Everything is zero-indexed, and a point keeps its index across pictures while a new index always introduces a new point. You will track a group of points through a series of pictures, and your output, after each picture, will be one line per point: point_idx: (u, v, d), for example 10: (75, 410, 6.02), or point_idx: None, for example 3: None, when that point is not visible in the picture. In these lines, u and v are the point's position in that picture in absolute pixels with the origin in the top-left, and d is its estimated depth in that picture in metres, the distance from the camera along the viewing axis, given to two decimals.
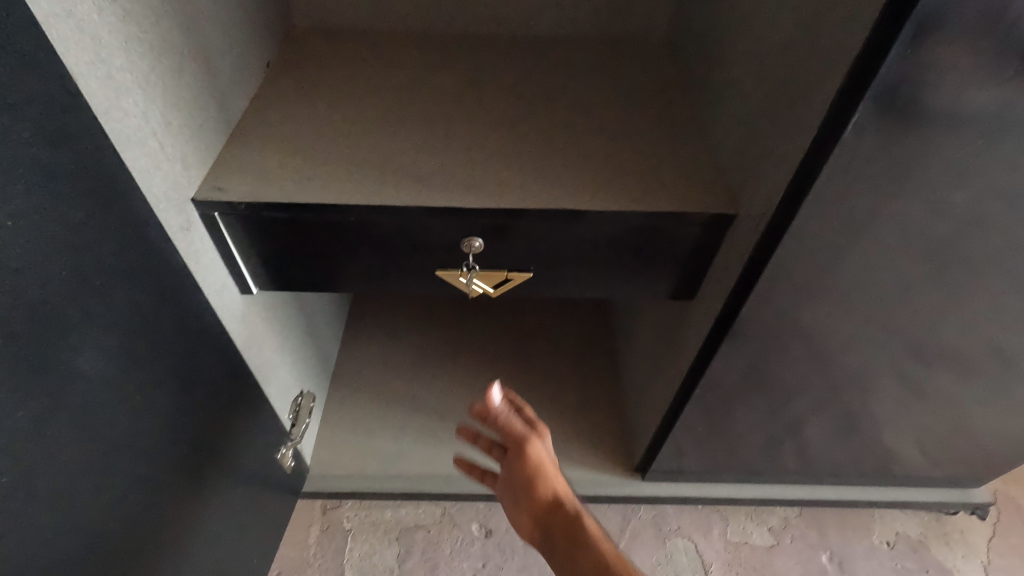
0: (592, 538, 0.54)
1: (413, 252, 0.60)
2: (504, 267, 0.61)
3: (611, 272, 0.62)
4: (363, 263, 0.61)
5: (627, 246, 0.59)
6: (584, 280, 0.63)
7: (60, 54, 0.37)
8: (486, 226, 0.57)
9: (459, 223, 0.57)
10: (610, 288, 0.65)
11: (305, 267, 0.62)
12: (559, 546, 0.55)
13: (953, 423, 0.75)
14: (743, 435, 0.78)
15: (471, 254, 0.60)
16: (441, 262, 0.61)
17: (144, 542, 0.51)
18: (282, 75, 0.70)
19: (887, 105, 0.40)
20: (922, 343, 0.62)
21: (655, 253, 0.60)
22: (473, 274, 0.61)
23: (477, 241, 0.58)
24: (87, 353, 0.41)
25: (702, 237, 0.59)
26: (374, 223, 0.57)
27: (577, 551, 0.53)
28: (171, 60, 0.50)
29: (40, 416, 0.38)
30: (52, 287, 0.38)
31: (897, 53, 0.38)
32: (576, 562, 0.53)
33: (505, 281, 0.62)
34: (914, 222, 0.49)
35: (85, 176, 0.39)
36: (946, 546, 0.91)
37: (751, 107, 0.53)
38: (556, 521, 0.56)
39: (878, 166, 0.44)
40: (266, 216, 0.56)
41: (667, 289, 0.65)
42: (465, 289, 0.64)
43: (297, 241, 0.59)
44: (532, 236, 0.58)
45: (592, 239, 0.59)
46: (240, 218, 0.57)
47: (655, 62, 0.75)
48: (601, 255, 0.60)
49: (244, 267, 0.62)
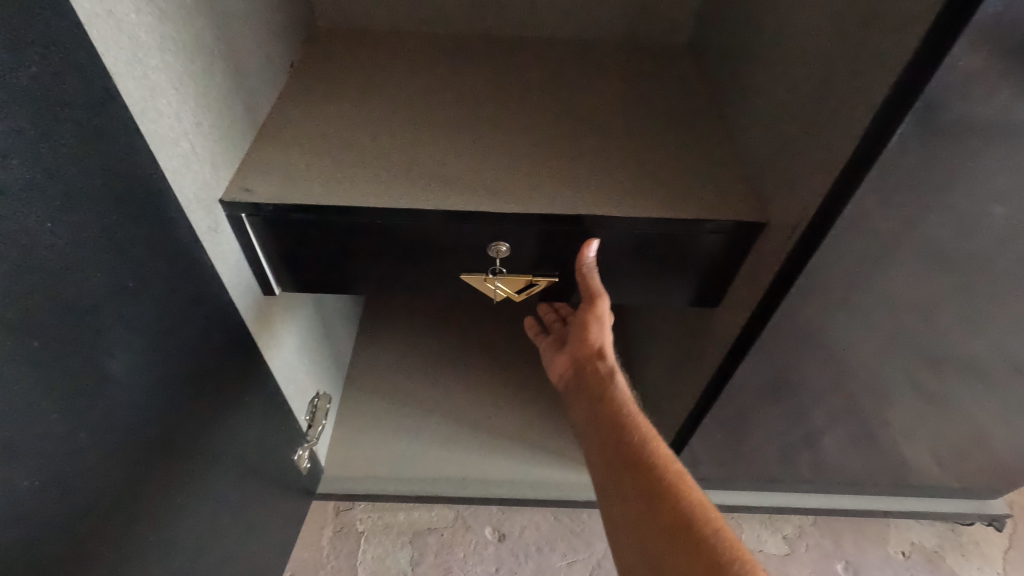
0: (620, 396, 0.56)
1: (439, 255, 0.60)
2: (529, 272, 0.61)
3: (637, 279, 0.62)
4: (388, 265, 0.61)
5: (655, 252, 0.59)
6: (609, 286, 0.63)
7: (100, 55, 0.37)
8: (514, 231, 0.57)
9: (487, 227, 0.56)
10: (635, 295, 0.64)
11: (329, 269, 0.62)
12: (587, 388, 0.58)
13: (974, 435, 0.75)
14: (762, 444, 0.77)
15: (497, 258, 0.59)
16: (466, 265, 0.61)
17: (166, 545, 0.51)
18: (306, 76, 0.70)
19: (932, 116, 0.40)
20: (949, 354, 0.61)
21: (683, 260, 0.60)
22: (498, 277, 0.61)
23: (504, 245, 0.58)
24: (117, 356, 0.41)
25: (732, 245, 0.58)
26: (401, 226, 0.56)
27: (602, 399, 0.56)
28: (203, 60, 0.50)
29: (71, 419, 0.38)
30: (85, 289, 0.37)
31: (947, 65, 0.37)
32: (599, 410, 0.56)
33: (530, 285, 0.62)
34: (950, 234, 0.48)
35: (120, 178, 0.39)
36: (962, 557, 0.91)
37: (785, 115, 0.53)
38: (592, 370, 0.59)
39: (920, 178, 0.44)
40: (295, 218, 0.56)
41: (692, 296, 0.64)
42: (489, 293, 0.64)
43: (323, 243, 0.59)
44: (560, 241, 0.58)
45: (620, 245, 0.58)
46: (268, 220, 0.56)
47: (680, 68, 0.75)
48: (628, 261, 0.60)
49: (269, 267, 0.61)
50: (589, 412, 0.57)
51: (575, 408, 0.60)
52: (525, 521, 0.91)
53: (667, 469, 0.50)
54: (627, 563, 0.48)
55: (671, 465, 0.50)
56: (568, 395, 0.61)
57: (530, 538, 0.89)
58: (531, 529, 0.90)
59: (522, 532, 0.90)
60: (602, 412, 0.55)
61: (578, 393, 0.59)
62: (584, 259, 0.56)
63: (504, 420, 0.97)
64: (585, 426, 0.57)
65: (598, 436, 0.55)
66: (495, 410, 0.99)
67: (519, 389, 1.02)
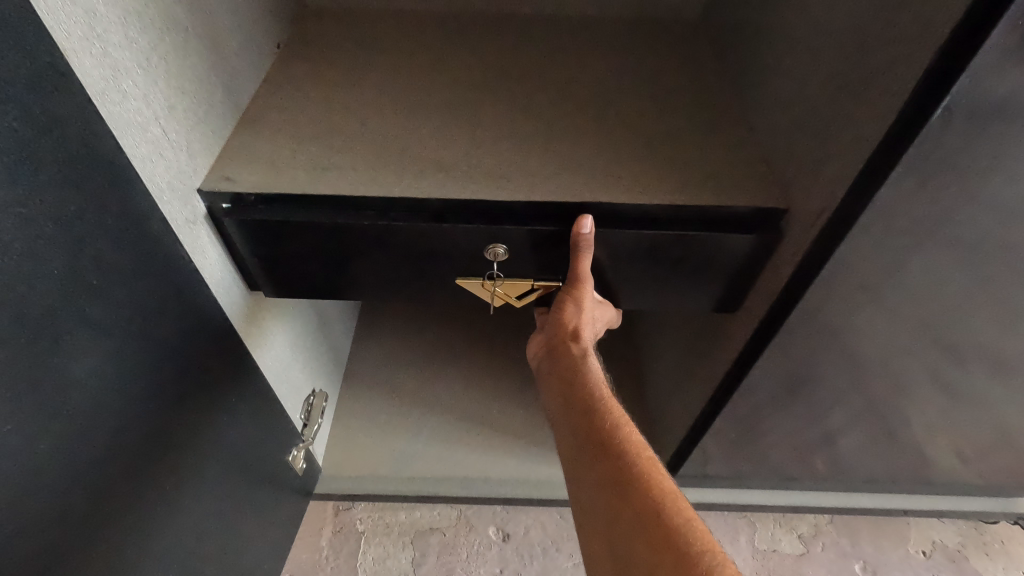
0: (593, 380, 0.52)
1: (433, 259, 0.55)
2: (531, 276, 0.57)
3: (644, 284, 0.58)
4: (377, 267, 0.57)
5: (666, 256, 0.54)
6: (614, 288, 0.59)
7: (49, 29, 0.33)
8: (511, 233, 0.52)
9: (484, 230, 0.52)
10: (643, 298, 0.60)
11: (315, 273, 0.58)
12: (557, 369, 0.54)
13: (1004, 432, 0.71)
14: (778, 443, 0.74)
15: (496, 262, 0.55)
16: (462, 269, 0.56)
17: (148, 556, 0.48)
18: (294, 57, 0.66)
19: (981, 87, 0.36)
20: (981, 349, 0.57)
21: (696, 264, 0.55)
22: (497, 282, 0.56)
23: (502, 247, 0.53)
24: (81, 360, 0.38)
25: (748, 247, 0.54)
26: (387, 229, 0.52)
27: (574, 382, 0.52)
28: (175, 38, 0.46)
29: (28, 430, 0.35)
30: (38, 289, 0.34)
31: (1002, 28, 0.33)
32: (569, 392, 0.52)
33: (530, 290, 0.58)
34: (990, 220, 0.44)
35: (78, 167, 0.36)
36: (985, 557, 0.87)
37: (808, 92, 0.48)
38: (564, 352, 0.55)
39: (962, 158, 0.40)
40: (276, 222, 0.52)
41: (706, 300, 0.60)
42: (489, 298, 0.59)
43: (305, 246, 0.54)
44: (563, 242, 0.53)
45: (630, 247, 0.53)
46: (247, 224, 0.52)
47: (690, 45, 0.70)
48: (638, 264, 0.55)
49: (252, 270, 0.58)
50: (559, 395, 0.53)
51: (545, 391, 0.55)
52: (530, 521, 0.88)
53: (638, 456, 0.45)
54: (592, 555, 0.43)
55: (643, 453, 0.46)
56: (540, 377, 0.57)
57: (535, 538, 0.86)
58: (536, 528, 0.87)
59: (527, 532, 0.87)
60: (573, 394, 0.51)
61: (549, 374, 0.55)
62: (578, 233, 0.50)
63: (508, 416, 0.94)
64: (555, 409, 0.53)
65: (566, 420, 0.50)
66: (498, 406, 0.96)
67: (523, 384, 0.99)
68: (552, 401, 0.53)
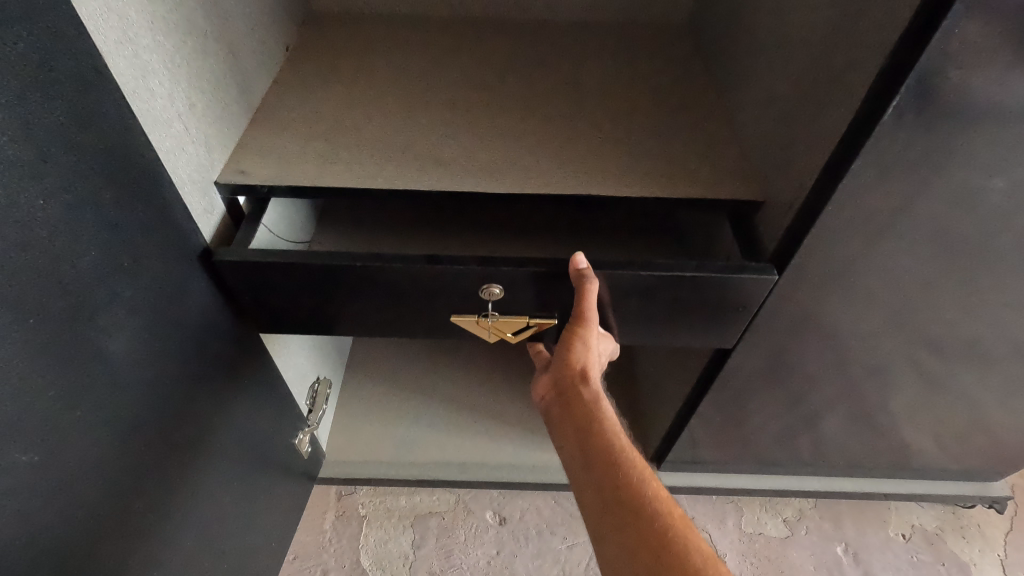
0: (610, 430, 0.50)
1: (432, 296, 0.57)
2: (525, 313, 0.58)
3: (640, 320, 0.59)
4: (375, 304, 0.58)
5: (662, 294, 0.55)
6: (610, 324, 0.60)
7: (91, 33, 0.37)
8: (504, 274, 0.54)
9: (477, 269, 0.53)
10: (639, 333, 0.61)
11: (316, 309, 0.59)
12: (569, 416, 0.52)
13: (974, 416, 0.74)
14: (761, 427, 0.77)
15: (490, 300, 0.56)
16: (457, 307, 0.58)
17: (167, 523, 0.51)
18: (301, 59, 0.70)
19: (927, 88, 0.40)
20: (947, 335, 0.61)
21: (691, 303, 0.56)
22: (491, 320, 0.58)
23: (496, 287, 0.55)
24: (115, 334, 0.42)
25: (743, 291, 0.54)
26: (384, 270, 0.54)
27: (590, 431, 0.50)
28: (195, 41, 0.50)
29: (68, 395, 0.38)
30: (79, 267, 0.38)
31: (942, 35, 0.37)
32: (587, 446, 0.49)
33: (526, 327, 0.59)
34: (945, 211, 0.48)
35: (113, 159, 0.40)
36: (962, 539, 0.91)
37: (781, 94, 0.52)
38: (574, 396, 0.52)
39: (915, 152, 0.44)
40: (277, 264, 0.53)
41: (703, 336, 0.60)
42: (484, 333, 0.61)
43: (303, 285, 0.56)
44: (557, 281, 0.55)
45: (623, 288, 0.54)
46: (247, 268, 0.53)
47: (677, 49, 0.74)
48: (634, 301, 0.56)
49: (256, 310, 0.59)
50: (576, 447, 0.50)
51: (557, 441, 0.53)
52: (525, 505, 0.91)
53: (671, 517, 0.45)
54: None
55: (674, 512, 0.45)
56: (548, 422, 0.54)
57: (530, 522, 0.90)
58: (531, 513, 0.91)
59: (523, 516, 0.90)
60: (592, 448, 0.49)
61: (559, 421, 0.52)
62: (576, 270, 0.52)
63: (505, 405, 0.98)
64: (571, 462, 0.50)
65: (587, 477, 0.48)
66: (495, 395, 0.99)
67: (519, 375, 1.03)
68: (568, 454, 0.51)
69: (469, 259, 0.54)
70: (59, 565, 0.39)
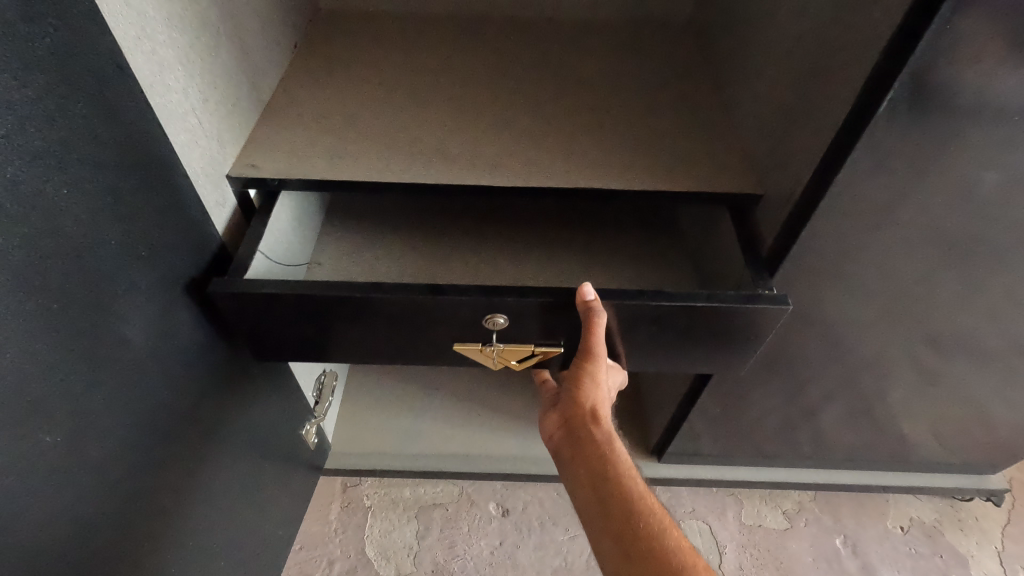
0: (626, 474, 0.49)
1: (434, 326, 0.54)
2: (531, 341, 0.56)
3: (648, 348, 0.57)
4: (375, 332, 0.56)
5: (672, 324, 0.54)
6: (618, 351, 0.58)
7: (111, 29, 0.38)
8: (509, 304, 0.52)
9: (482, 301, 0.51)
10: (648, 359, 0.59)
11: (313, 338, 0.57)
12: (582, 460, 0.50)
13: (972, 410, 0.75)
14: (760, 420, 0.78)
15: (494, 330, 0.54)
16: (460, 336, 0.56)
17: (180, 508, 0.53)
18: (309, 56, 0.71)
19: (919, 84, 0.41)
20: (943, 328, 0.62)
21: (701, 331, 0.54)
22: (496, 348, 0.56)
23: (501, 316, 0.53)
24: (131, 321, 0.43)
25: (753, 319, 0.53)
26: (385, 301, 0.51)
27: (604, 474, 0.49)
28: (207, 37, 0.51)
29: (88, 378, 0.40)
30: (99, 255, 0.39)
31: (933, 31, 0.38)
32: (605, 494, 0.48)
33: (531, 355, 0.58)
34: (939, 204, 0.49)
35: (131, 151, 0.41)
36: (960, 532, 0.92)
37: (780, 90, 0.53)
38: (586, 437, 0.51)
39: (909, 145, 0.45)
40: (274, 295, 0.51)
41: (711, 361, 0.59)
42: (488, 361, 0.59)
43: (300, 315, 0.54)
44: (564, 312, 0.53)
45: (632, 317, 0.53)
46: (240, 301, 0.51)
47: (678, 46, 0.75)
48: (642, 329, 0.54)
49: (249, 341, 0.57)
50: (591, 496, 0.48)
51: (567, 486, 0.51)
52: (528, 497, 0.93)
53: (692, 568, 0.44)
54: None
55: (696, 563, 0.44)
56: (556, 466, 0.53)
57: (533, 513, 0.91)
58: (534, 504, 0.92)
59: (525, 507, 0.92)
60: (609, 495, 0.48)
61: (570, 464, 0.51)
62: (583, 300, 0.50)
63: (507, 398, 0.99)
64: (587, 511, 0.48)
65: (607, 528, 0.47)
66: (498, 388, 1.01)
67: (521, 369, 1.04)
68: (582, 503, 0.49)
69: (473, 290, 0.51)
70: (78, 542, 0.40)
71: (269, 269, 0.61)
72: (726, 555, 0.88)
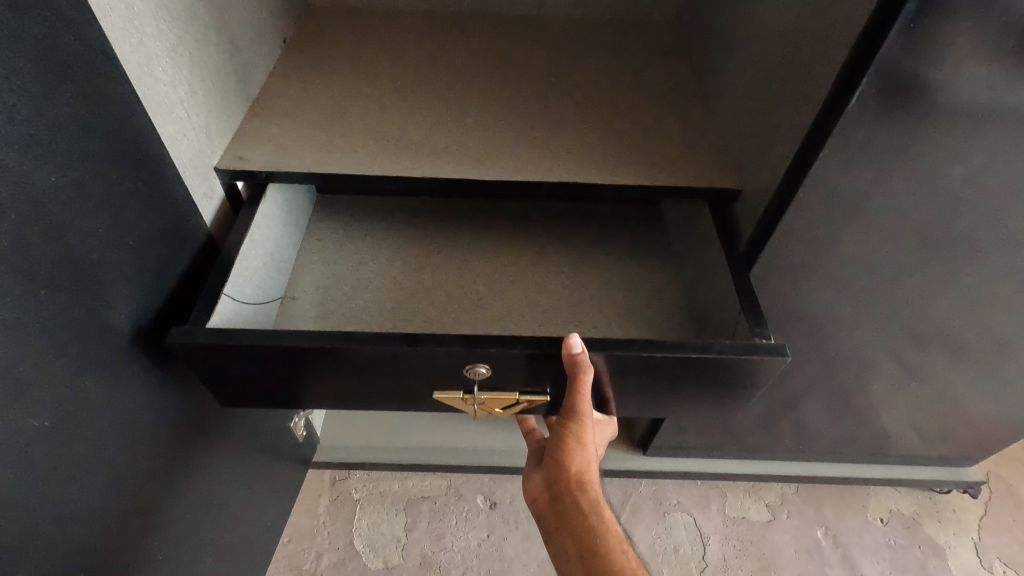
0: (613, 546, 0.50)
1: (411, 374, 0.52)
2: (515, 390, 0.55)
3: (636, 394, 0.55)
4: (352, 380, 0.53)
5: (663, 371, 0.52)
6: (607, 398, 0.56)
7: (100, 21, 0.39)
8: (492, 354, 0.50)
9: (464, 352, 0.49)
10: (637, 405, 0.57)
11: (287, 387, 0.54)
12: (569, 529, 0.52)
13: (947, 404, 0.77)
14: (742, 413, 0.80)
15: (475, 379, 0.53)
16: (441, 385, 0.54)
17: (167, 497, 0.53)
18: (298, 51, 0.72)
19: (887, 81, 0.42)
20: (917, 323, 0.64)
21: (692, 377, 0.53)
22: (476, 399, 0.54)
23: (483, 367, 0.51)
24: (119, 309, 0.44)
25: (745, 367, 0.51)
26: (359, 352, 0.49)
27: (592, 545, 0.50)
28: (196, 30, 0.51)
29: (75, 365, 0.40)
30: (86, 243, 0.40)
31: (899, 29, 0.40)
32: (593, 567, 0.49)
33: (516, 403, 0.56)
34: (911, 198, 0.51)
35: (119, 142, 0.42)
36: (938, 524, 0.94)
37: (759, 87, 0.54)
38: (573, 504, 0.52)
39: (880, 141, 0.46)
40: (246, 347, 0.48)
41: (704, 403, 0.57)
42: (468, 408, 0.57)
43: (273, 366, 0.51)
44: (548, 362, 0.51)
45: (621, 365, 0.51)
46: (211, 352, 0.49)
47: (663, 44, 0.77)
48: (632, 376, 0.53)
49: (213, 391, 0.54)
50: (579, 567, 0.50)
51: (557, 554, 0.52)
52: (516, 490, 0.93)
53: None
54: None
55: None
56: (545, 532, 0.54)
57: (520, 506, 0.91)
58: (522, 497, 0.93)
59: (513, 500, 0.92)
60: (597, 567, 0.49)
61: (558, 533, 0.52)
62: (568, 352, 0.49)
63: None
64: None
65: None
66: None
67: None
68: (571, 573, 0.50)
69: (454, 340, 0.50)
70: (64, 526, 0.41)
71: (242, 312, 0.59)
72: (710, 546, 0.89)
